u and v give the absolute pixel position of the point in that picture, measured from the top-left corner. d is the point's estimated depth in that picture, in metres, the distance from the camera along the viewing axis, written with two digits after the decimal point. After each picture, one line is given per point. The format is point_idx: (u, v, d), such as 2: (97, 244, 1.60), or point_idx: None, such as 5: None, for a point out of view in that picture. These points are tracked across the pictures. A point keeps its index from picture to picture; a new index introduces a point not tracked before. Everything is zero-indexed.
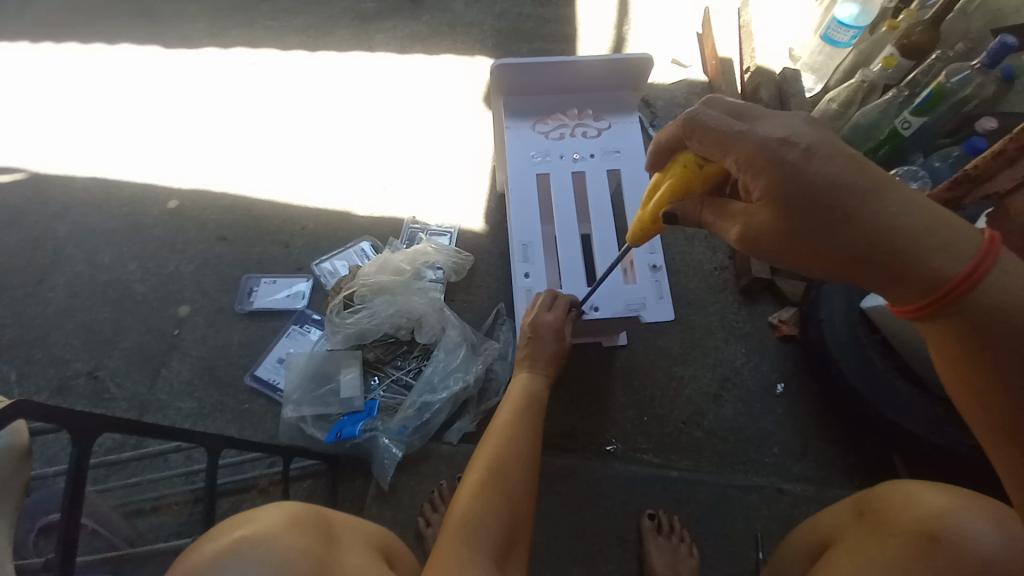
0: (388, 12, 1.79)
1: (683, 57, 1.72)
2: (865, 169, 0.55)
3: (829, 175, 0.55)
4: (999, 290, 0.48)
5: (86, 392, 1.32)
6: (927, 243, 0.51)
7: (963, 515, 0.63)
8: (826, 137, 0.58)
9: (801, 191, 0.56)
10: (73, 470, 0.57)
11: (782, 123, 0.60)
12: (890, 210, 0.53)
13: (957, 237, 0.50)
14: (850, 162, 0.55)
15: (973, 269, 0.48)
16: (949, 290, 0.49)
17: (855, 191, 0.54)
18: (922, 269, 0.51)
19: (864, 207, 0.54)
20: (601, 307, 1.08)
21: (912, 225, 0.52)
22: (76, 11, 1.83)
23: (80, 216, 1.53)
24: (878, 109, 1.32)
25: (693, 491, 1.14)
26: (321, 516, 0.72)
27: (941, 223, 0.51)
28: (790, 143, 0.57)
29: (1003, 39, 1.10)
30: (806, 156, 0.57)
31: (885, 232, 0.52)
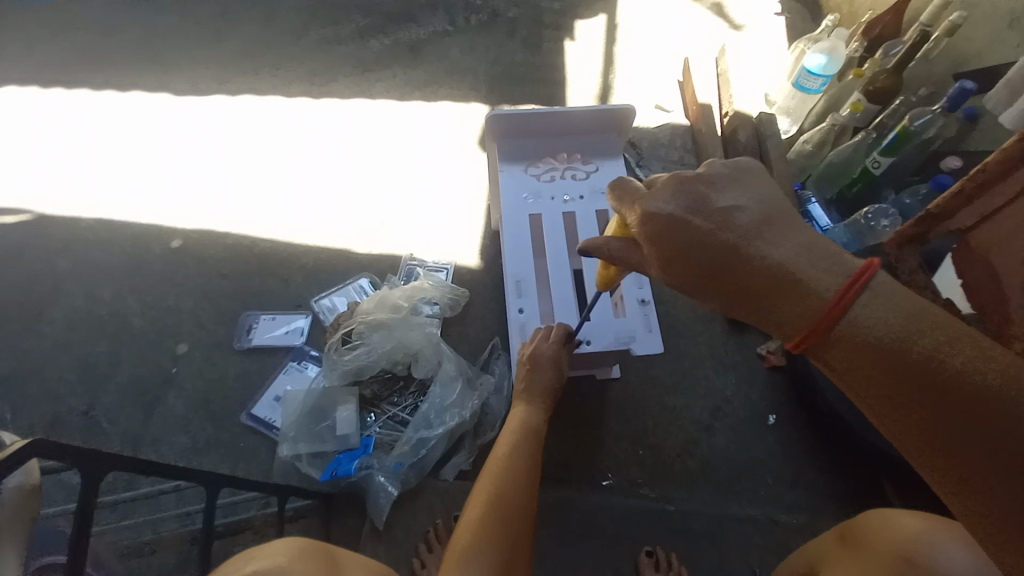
0: (389, 62, 1.90)
1: (665, 102, 1.83)
2: (742, 223, 0.58)
3: (698, 239, 0.60)
4: (873, 318, 0.48)
5: (80, 429, 1.31)
6: (787, 282, 0.54)
7: (936, 537, 0.66)
8: (697, 198, 0.61)
9: (677, 258, 0.62)
10: (81, 503, 0.59)
11: (658, 193, 0.64)
12: (756, 255, 0.56)
13: (817, 274, 0.53)
14: (716, 222, 0.59)
15: (838, 298, 0.50)
16: (822, 325, 0.51)
17: (722, 248, 0.58)
18: (798, 309, 0.53)
19: (734, 257, 0.58)
20: (592, 340, 1.11)
21: (775, 269, 0.55)
22: (90, 59, 1.93)
23: (83, 253, 1.56)
24: (850, 149, 1.42)
25: (689, 522, 1.14)
26: (326, 551, 0.72)
27: (803, 257, 0.54)
28: (655, 217, 0.63)
29: (962, 84, 1.18)
30: (671, 226, 0.62)
31: (753, 280, 0.56)
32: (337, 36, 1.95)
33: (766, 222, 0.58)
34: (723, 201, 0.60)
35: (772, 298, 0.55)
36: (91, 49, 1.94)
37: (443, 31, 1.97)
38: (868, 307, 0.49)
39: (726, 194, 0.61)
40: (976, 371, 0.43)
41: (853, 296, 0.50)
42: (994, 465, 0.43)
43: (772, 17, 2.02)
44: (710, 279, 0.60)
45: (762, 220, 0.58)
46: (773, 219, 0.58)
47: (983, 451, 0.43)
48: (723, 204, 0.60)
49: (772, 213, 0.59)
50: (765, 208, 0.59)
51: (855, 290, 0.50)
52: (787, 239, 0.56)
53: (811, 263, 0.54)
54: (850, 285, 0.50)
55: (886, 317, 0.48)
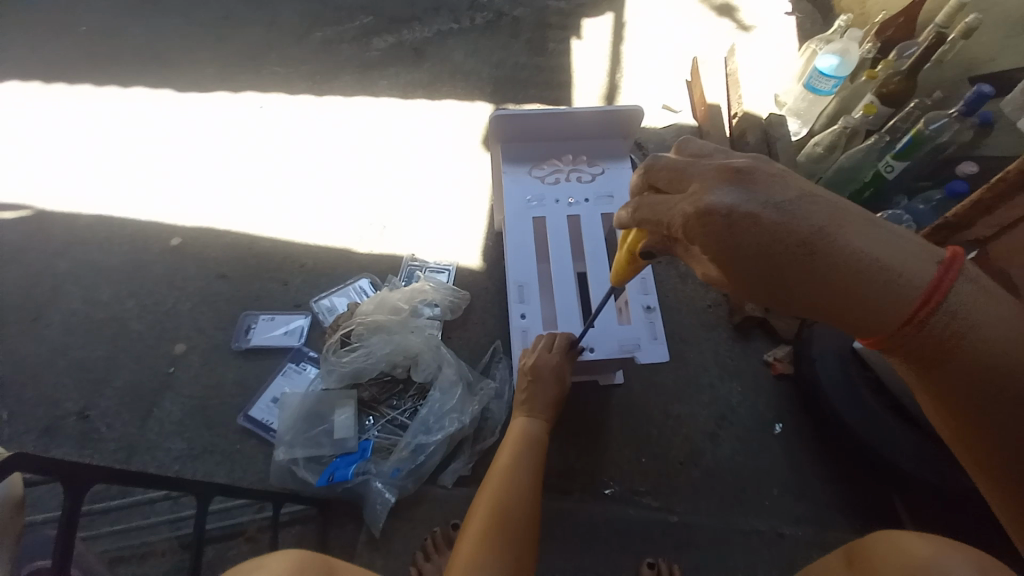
0: (392, 60, 1.88)
1: (673, 103, 1.80)
2: (816, 212, 0.54)
3: (770, 236, 0.54)
4: (965, 309, 0.50)
5: (76, 433, 1.30)
6: (877, 274, 0.52)
7: (945, 563, 0.63)
8: (759, 192, 0.56)
9: (742, 256, 0.56)
10: (66, 514, 0.60)
11: (710, 188, 0.59)
12: (840, 249, 0.52)
13: (911, 266, 0.51)
14: (786, 216, 0.54)
15: (935, 289, 0.50)
16: (922, 316, 0.51)
17: (800, 246, 0.53)
18: (897, 301, 0.51)
19: (813, 253, 0.53)
20: (596, 347, 1.09)
21: (862, 262, 0.52)
22: (92, 56, 1.91)
23: (82, 253, 1.55)
24: (860, 153, 1.38)
25: (693, 536, 1.12)
26: (328, 562, 0.71)
27: (889, 250, 0.52)
28: (714, 214, 0.57)
29: (980, 88, 1.14)
30: (736, 223, 0.56)
31: (836, 274, 0.52)
32: (340, 35, 1.93)
33: (837, 213, 0.54)
34: (786, 193, 0.55)
35: (854, 293, 0.52)
36: (93, 47, 1.93)
37: (447, 30, 1.94)
38: (961, 296, 0.51)
39: (786, 184, 0.56)
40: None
41: (948, 286, 0.50)
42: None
43: (782, 17, 1.98)
44: (785, 280, 0.55)
45: (833, 210, 0.54)
46: (842, 211, 0.54)
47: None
48: (788, 198, 0.55)
49: (837, 204, 0.55)
50: (831, 199, 0.55)
51: (950, 280, 0.50)
52: (861, 231, 0.53)
53: (899, 256, 0.52)
54: (944, 275, 0.51)
55: (977, 307, 0.50)
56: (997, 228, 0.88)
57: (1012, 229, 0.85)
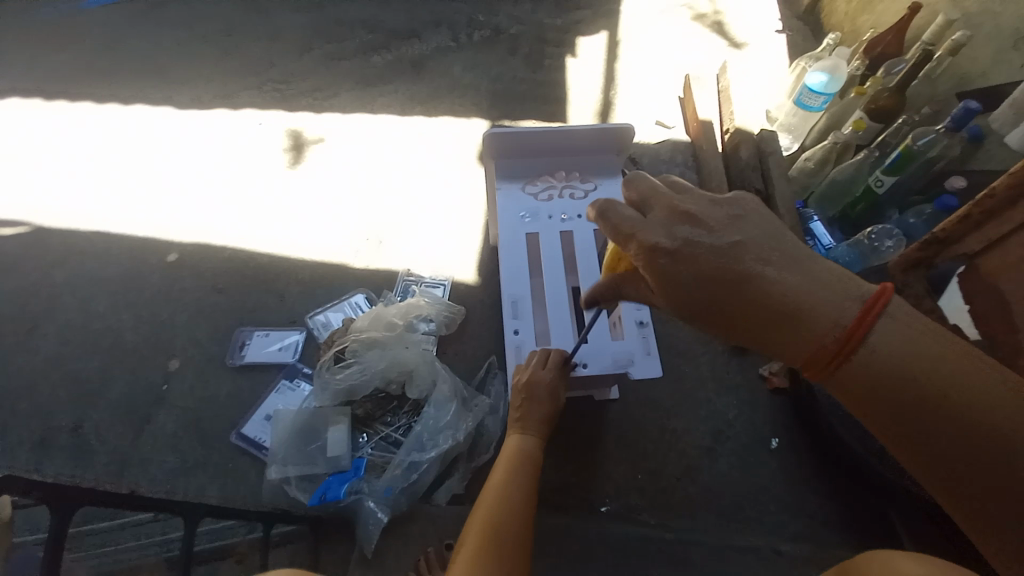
0: (390, 77, 1.90)
1: (666, 118, 1.83)
2: (752, 254, 0.62)
3: (701, 273, 0.64)
4: (887, 344, 0.54)
5: (67, 448, 1.28)
6: (798, 311, 0.58)
7: None
8: (697, 235, 0.65)
9: (679, 288, 0.65)
10: (51, 534, 0.60)
11: (657, 226, 0.68)
12: (761, 287, 0.60)
13: (829, 302, 0.57)
14: (717, 257, 0.63)
15: (854, 326, 0.55)
16: (841, 352, 0.56)
17: (728, 284, 0.62)
18: (818, 336, 0.57)
19: (739, 288, 0.62)
20: (589, 363, 1.08)
21: (780, 300, 0.59)
22: (95, 72, 1.94)
23: (78, 266, 1.55)
24: (852, 167, 1.40)
25: (690, 553, 1.11)
26: None
27: (815, 289, 0.58)
28: (660, 254, 0.66)
29: (966, 103, 1.17)
30: (674, 262, 0.65)
31: (756, 311, 0.61)
32: (340, 52, 1.96)
33: (765, 252, 0.62)
34: (722, 235, 0.64)
35: (773, 325, 0.60)
36: (96, 63, 1.96)
37: (446, 47, 1.98)
38: (882, 333, 0.55)
39: (729, 226, 0.64)
40: (972, 389, 0.50)
41: (869, 322, 0.55)
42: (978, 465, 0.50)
43: (773, 35, 2.02)
44: (724, 314, 0.64)
45: (766, 251, 0.62)
46: (774, 250, 0.62)
47: (972, 457, 0.50)
48: (725, 241, 0.63)
49: (770, 244, 0.63)
50: (766, 240, 0.63)
51: (871, 317, 0.55)
52: (790, 271, 0.60)
53: (825, 293, 0.58)
54: (865, 312, 0.55)
55: (898, 342, 0.54)
56: (986, 244, 0.89)
57: (1002, 244, 0.87)
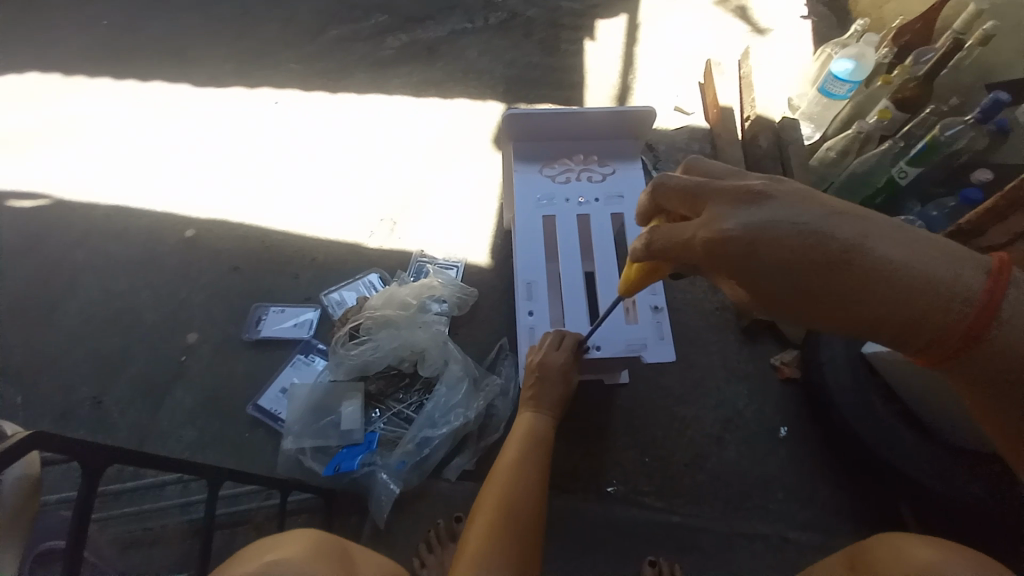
0: (405, 59, 1.89)
1: (685, 104, 1.80)
2: (837, 229, 0.60)
3: (792, 254, 0.61)
4: (1022, 321, 0.54)
5: (89, 418, 1.33)
6: (903, 289, 0.57)
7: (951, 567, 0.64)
8: (781, 213, 0.62)
9: (761, 275, 0.64)
10: (81, 494, 0.62)
11: (728, 213, 0.66)
12: (852, 263, 0.59)
13: (945, 277, 0.56)
14: (804, 235, 0.60)
15: (988, 299, 0.55)
16: (971, 328, 0.55)
17: (823, 264, 0.60)
18: (946, 317, 0.56)
19: (832, 270, 0.60)
20: (602, 346, 1.09)
21: (893, 278, 0.57)
22: (113, 50, 1.95)
23: (98, 243, 1.58)
24: (874, 158, 1.35)
25: (696, 539, 1.13)
26: (340, 545, 0.73)
27: (917, 261, 0.57)
28: (728, 239, 0.64)
29: (996, 94, 1.13)
30: (759, 249, 0.63)
31: (855, 291, 0.59)
32: (355, 32, 1.95)
33: (855, 225, 0.60)
34: (802, 211, 0.62)
35: (883, 302, 0.59)
36: (115, 41, 1.97)
37: (461, 29, 1.95)
38: (1014, 303, 0.55)
39: (795, 205, 0.63)
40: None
41: (1001, 293, 0.55)
42: None
43: (797, 21, 1.97)
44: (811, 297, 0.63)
45: (848, 226, 0.60)
46: (870, 227, 0.60)
47: None
48: (798, 218, 0.61)
49: (856, 219, 0.61)
50: (855, 216, 0.61)
51: (999, 290, 0.55)
52: (888, 246, 0.59)
53: (932, 265, 0.57)
54: (993, 285, 0.55)
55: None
56: (1011, 236, 0.87)
57: None
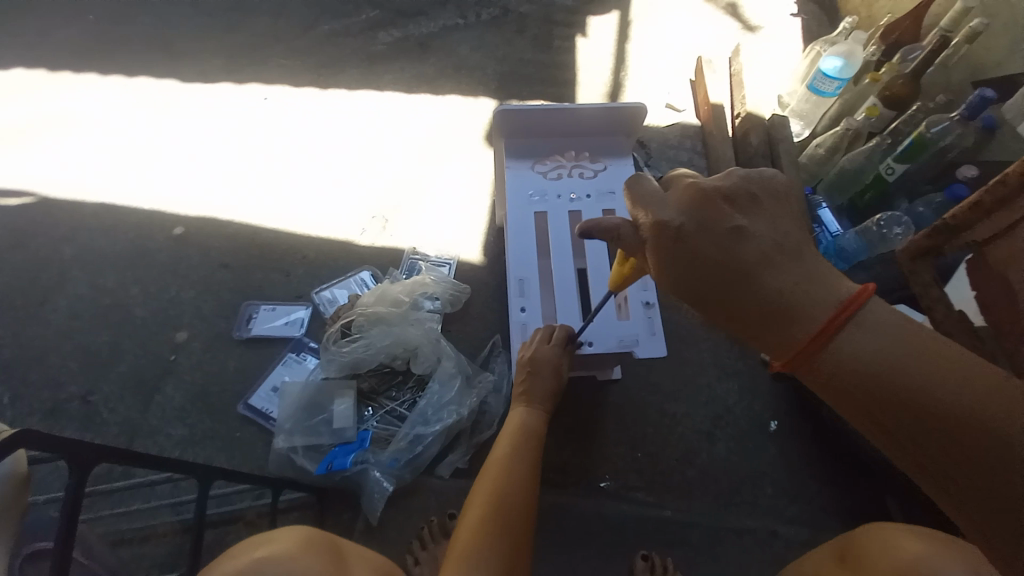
0: (397, 54, 1.88)
1: (677, 101, 1.80)
2: (755, 240, 0.60)
3: (702, 252, 0.62)
4: (856, 347, 0.53)
5: (78, 416, 1.31)
6: (769, 303, 0.57)
7: (936, 562, 0.65)
8: (716, 216, 0.62)
9: (680, 269, 0.63)
10: (69, 493, 0.61)
11: (668, 204, 0.65)
12: (749, 272, 0.59)
13: (811, 299, 0.56)
14: (727, 239, 0.61)
15: (829, 324, 0.54)
16: (813, 346, 0.55)
17: (725, 267, 0.60)
18: (796, 333, 0.56)
19: (743, 273, 0.59)
20: (595, 342, 1.10)
21: (775, 294, 0.57)
22: (100, 43, 1.92)
23: (85, 239, 1.56)
24: (863, 156, 1.38)
25: (686, 532, 1.14)
26: (333, 541, 0.73)
27: (791, 280, 0.58)
28: (666, 229, 0.63)
29: (981, 92, 1.15)
30: (690, 246, 0.62)
31: (745, 301, 0.59)
32: (347, 27, 1.93)
33: (776, 243, 0.60)
34: (736, 219, 0.62)
35: (758, 314, 0.58)
36: (102, 34, 1.94)
37: (454, 25, 1.94)
38: (858, 332, 0.53)
39: (738, 211, 0.63)
40: (954, 391, 0.49)
41: (842, 322, 0.54)
42: (958, 463, 0.49)
43: (788, 19, 1.98)
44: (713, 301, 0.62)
45: (768, 242, 0.60)
46: (783, 248, 0.60)
47: (961, 457, 0.49)
48: (735, 224, 0.61)
49: (776, 236, 0.61)
50: (780, 235, 0.61)
51: (844, 314, 0.54)
52: (784, 266, 0.59)
53: (804, 288, 0.57)
54: (841, 309, 0.54)
55: (866, 342, 0.53)
56: (996, 231, 0.88)
57: (1011, 233, 0.86)
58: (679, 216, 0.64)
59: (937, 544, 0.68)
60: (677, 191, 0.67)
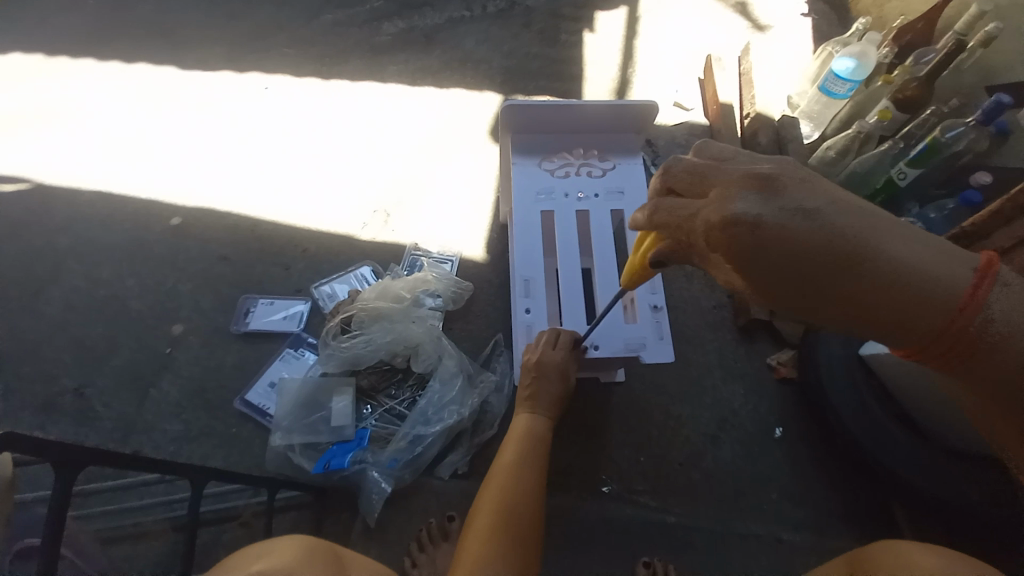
0: (401, 45, 1.84)
1: (685, 100, 1.77)
2: (847, 220, 0.56)
3: (789, 235, 0.56)
4: (1003, 316, 0.55)
5: (72, 410, 1.29)
6: (906, 278, 0.55)
7: None
8: (803, 200, 0.57)
9: (771, 268, 0.58)
10: (57, 492, 0.60)
11: (737, 195, 0.60)
12: (855, 251, 0.55)
13: (944, 273, 0.56)
14: (818, 227, 0.55)
15: (973, 295, 0.55)
16: (957, 325, 0.56)
17: (818, 257, 0.56)
18: (927, 315, 0.56)
19: (843, 260, 0.55)
20: (600, 345, 1.07)
21: (893, 275, 0.55)
22: (98, 30, 1.88)
23: (82, 229, 1.53)
24: (874, 159, 1.33)
25: (690, 537, 1.12)
26: (333, 551, 0.71)
27: (905, 254, 0.55)
28: (740, 224, 0.58)
29: (998, 97, 1.12)
30: (781, 237, 0.56)
31: (868, 292, 0.56)
32: (350, 17, 1.90)
33: (850, 213, 0.56)
34: (811, 201, 0.57)
35: (886, 301, 0.56)
36: (100, 22, 1.90)
37: (459, 17, 1.91)
38: (997, 301, 0.55)
39: (808, 193, 0.58)
40: None
41: (985, 292, 0.55)
42: None
43: (799, 18, 1.96)
44: (810, 292, 0.58)
45: (861, 221, 0.56)
46: (869, 217, 0.57)
47: None
48: (814, 209, 0.56)
49: (864, 213, 0.57)
50: (851, 212, 0.57)
51: (983, 287, 0.55)
52: (890, 240, 0.56)
53: (930, 259, 0.56)
54: (979, 281, 0.55)
55: (1011, 312, 0.54)
56: (1014, 241, 0.87)
57: None
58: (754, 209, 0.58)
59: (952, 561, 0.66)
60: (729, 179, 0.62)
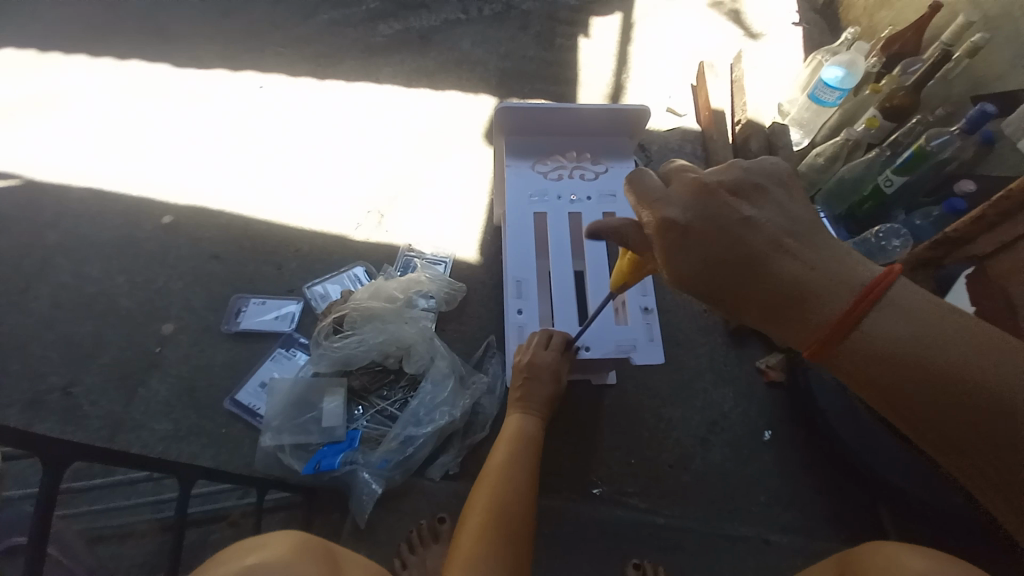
0: (398, 46, 1.85)
1: (678, 106, 1.79)
2: (765, 224, 0.60)
3: (708, 241, 0.62)
4: (886, 329, 0.52)
5: (58, 408, 1.27)
6: (791, 285, 0.57)
7: None
8: (727, 207, 0.62)
9: (685, 267, 0.64)
10: (43, 491, 0.59)
11: (674, 199, 0.65)
12: (756, 257, 0.59)
13: (833, 278, 0.56)
14: (733, 232, 0.61)
15: (854, 306, 0.53)
16: (836, 336, 0.54)
17: (728, 257, 0.61)
18: (810, 320, 0.56)
19: (751, 263, 0.60)
20: (592, 346, 1.08)
21: (787, 278, 0.58)
22: (92, 26, 1.87)
23: (71, 225, 1.51)
24: (861, 166, 1.36)
25: (680, 539, 1.12)
26: (327, 547, 0.71)
27: (796, 258, 0.58)
28: (671, 229, 0.64)
29: (982, 107, 1.15)
30: (693, 240, 0.63)
31: (764, 293, 0.59)
32: (347, 18, 1.90)
33: (763, 216, 0.61)
34: (744, 209, 0.61)
35: (778, 307, 0.59)
36: (94, 18, 1.88)
37: (455, 19, 1.92)
38: (884, 313, 0.53)
39: (740, 201, 0.62)
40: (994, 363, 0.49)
41: (871, 301, 0.53)
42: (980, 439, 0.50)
43: (790, 27, 1.99)
44: (723, 293, 0.63)
45: (776, 228, 0.60)
46: (785, 223, 0.60)
47: (972, 437, 0.50)
48: (740, 214, 0.61)
49: (783, 222, 0.60)
50: (773, 221, 0.60)
51: (874, 294, 0.53)
52: (795, 243, 0.59)
53: (822, 271, 0.56)
54: (871, 288, 0.53)
55: (895, 325, 0.52)
56: (998, 245, 0.89)
57: (1012, 247, 0.87)
58: (681, 215, 0.64)
59: (938, 564, 0.67)
60: (682, 180, 0.66)
